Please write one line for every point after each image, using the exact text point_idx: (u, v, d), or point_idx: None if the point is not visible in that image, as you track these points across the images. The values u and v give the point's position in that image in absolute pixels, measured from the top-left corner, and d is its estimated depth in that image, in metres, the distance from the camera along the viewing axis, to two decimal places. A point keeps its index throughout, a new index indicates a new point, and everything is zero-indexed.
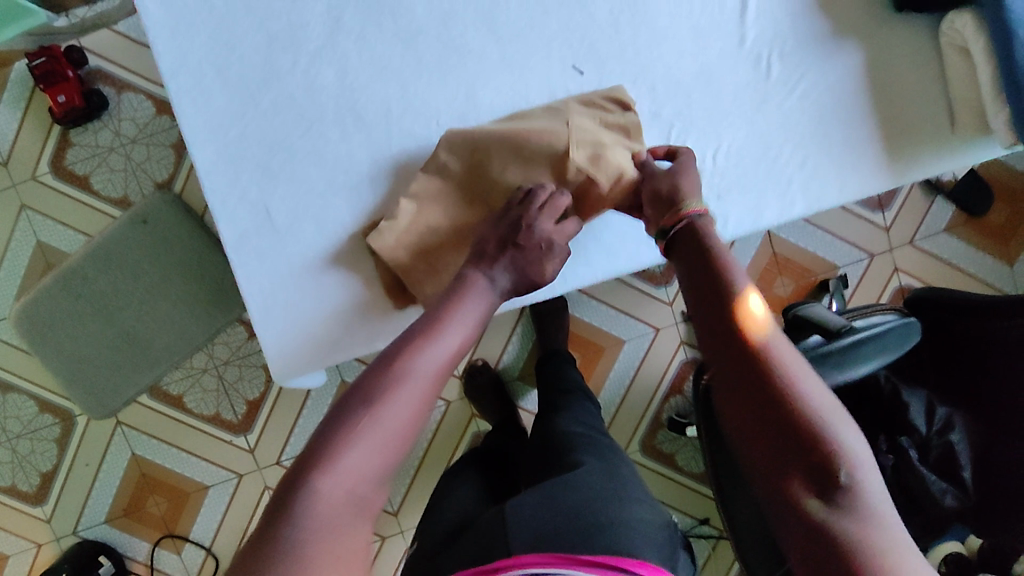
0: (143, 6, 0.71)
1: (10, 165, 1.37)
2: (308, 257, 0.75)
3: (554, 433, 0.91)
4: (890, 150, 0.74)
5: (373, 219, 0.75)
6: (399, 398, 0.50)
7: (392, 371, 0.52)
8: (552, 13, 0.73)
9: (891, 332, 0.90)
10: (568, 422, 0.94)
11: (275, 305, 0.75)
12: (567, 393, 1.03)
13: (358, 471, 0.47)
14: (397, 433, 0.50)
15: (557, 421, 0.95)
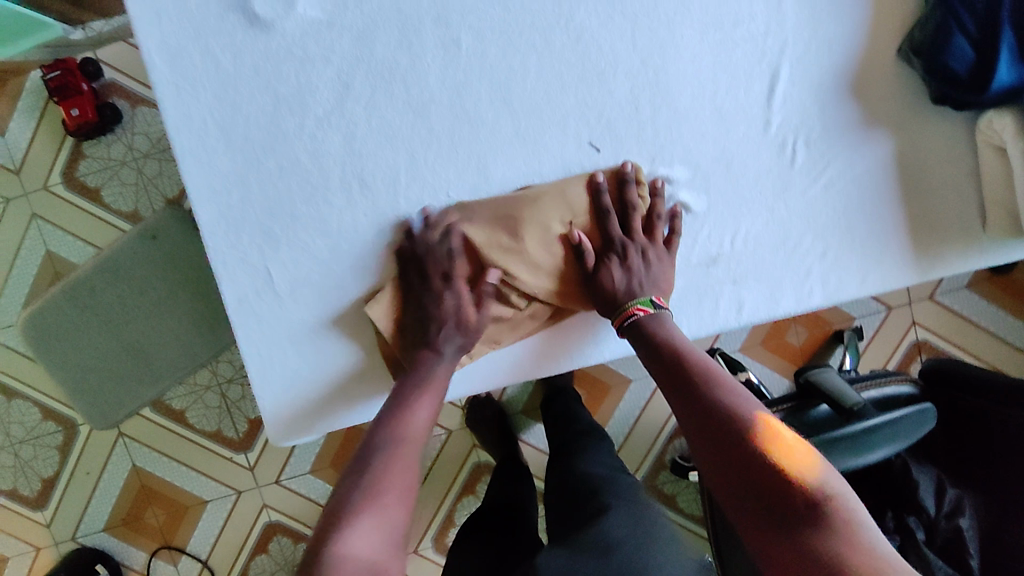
0: (150, 64, 0.69)
1: (23, 173, 1.36)
2: (308, 321, 0.74)
3: (576, 475, 0.90)
4: (917, 245, 0.72)
5: (375, 288, 0.74)
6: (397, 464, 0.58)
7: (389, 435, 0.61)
8: (570, 88, 0.70)
9: (907, 418, 0.87)
10: (589, 463, 0.93)
11: (275, 367, 0.74)
12: (585, 435, 1.02)
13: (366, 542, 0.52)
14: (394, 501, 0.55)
15: (577, 462, 0.93)
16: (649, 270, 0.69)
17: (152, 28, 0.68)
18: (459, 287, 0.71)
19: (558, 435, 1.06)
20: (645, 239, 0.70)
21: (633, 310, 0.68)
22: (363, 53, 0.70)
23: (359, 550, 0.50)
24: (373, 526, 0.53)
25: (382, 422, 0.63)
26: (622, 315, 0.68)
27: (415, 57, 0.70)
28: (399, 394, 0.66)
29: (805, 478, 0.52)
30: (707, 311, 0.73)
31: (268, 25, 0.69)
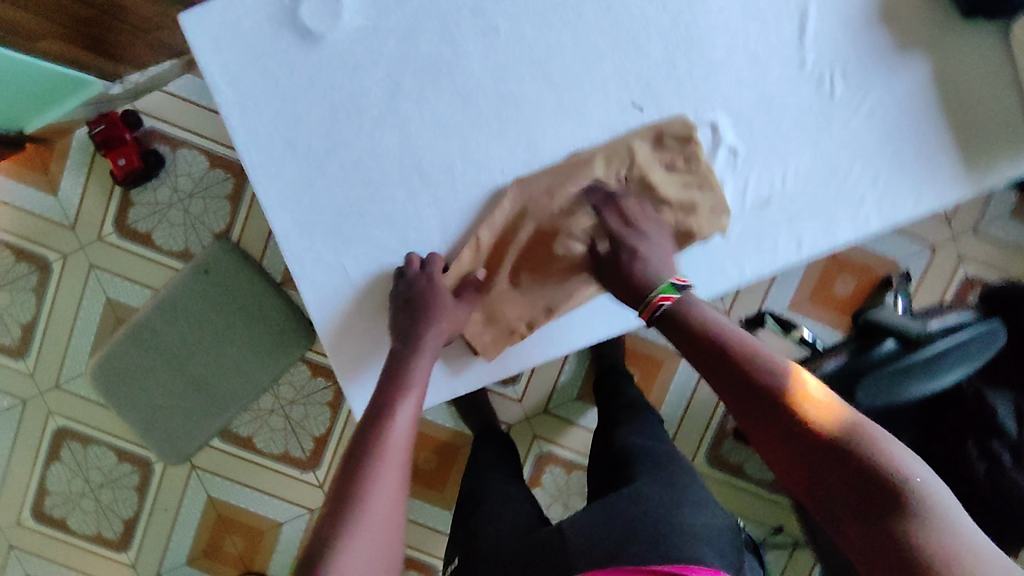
0: (215, 88, 0.74)
1: (78, 228, 1.44)
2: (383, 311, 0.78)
3: (616, 447, 0.92)
4: (967, 159, 0.73)
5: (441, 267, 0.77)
6: (380, 482, 0.56)
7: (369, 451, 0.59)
8: (607, 55, 0.73)
9: (977, 337, 0.88)
10: (628, 434, 0.94)
11: (361, 362, 0.78)
12: (630, 408, 1.03)
13: None
14: (377, 535, 0.54)
15: (618, 433, 0.96)
16: (662, 247, 0.72)
17: (212, 55, 0.74)
18: (432, 270, 0.74)
19: (607, 409, 1.06)
20: (646, 222, 0.73)
21: (658, 300, 0.66)
22: (407, 50, 0.73)
23: None
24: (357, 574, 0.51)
25: (356, 449, 0.59)
26: (652, 304, 0.66)
27: (456, 48, 0.73)
28: (373, 420, 0.62)
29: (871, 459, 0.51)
30: (767, 250, 0.75)
31: (317, 38, 0.73)
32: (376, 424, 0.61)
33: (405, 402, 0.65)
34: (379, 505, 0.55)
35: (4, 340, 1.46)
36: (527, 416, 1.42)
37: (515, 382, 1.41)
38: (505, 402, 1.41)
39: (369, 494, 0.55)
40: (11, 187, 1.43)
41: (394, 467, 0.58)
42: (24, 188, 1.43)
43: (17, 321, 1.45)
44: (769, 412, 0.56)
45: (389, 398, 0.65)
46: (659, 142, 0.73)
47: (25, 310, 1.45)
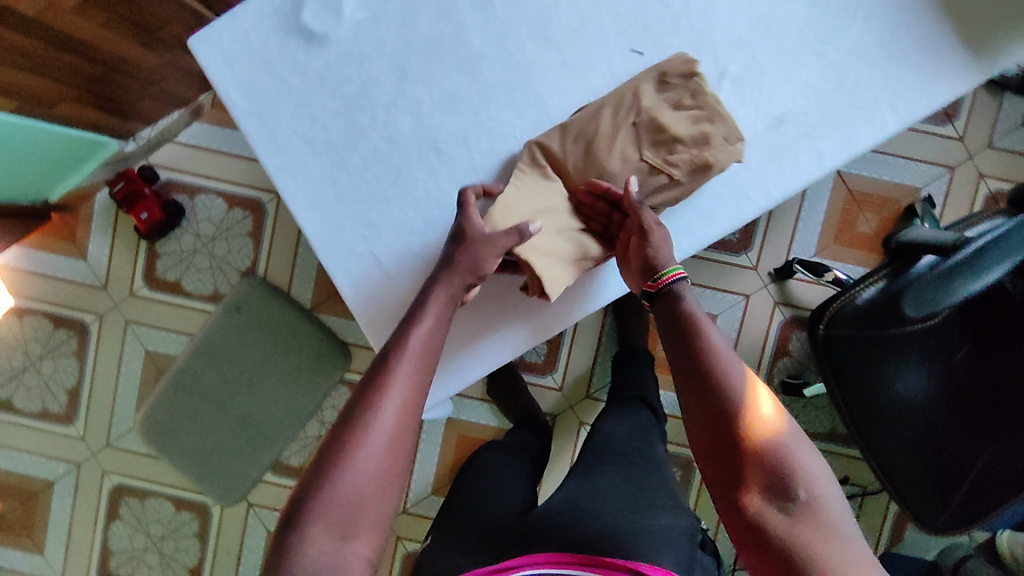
0: (232, 102, 0.77)
1: (110, 287, 1.47)
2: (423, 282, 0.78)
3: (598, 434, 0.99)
4: (974, 46, 0.73)
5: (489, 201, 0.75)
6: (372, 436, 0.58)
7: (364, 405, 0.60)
8: (601, 7, 0.75)
9: (1016, 228, 0.86)
10: (612, 423, 1.01)
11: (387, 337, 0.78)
12: (624, 398, 1.08)
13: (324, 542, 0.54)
14: (359, 494, 0.56)
15: (603, 422, 1.02)
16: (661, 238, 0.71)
17: (226, 71, 0.77)
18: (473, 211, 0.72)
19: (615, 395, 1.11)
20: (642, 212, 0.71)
21: (667, 279, 0.71)
22: (410, 35, 0.76)
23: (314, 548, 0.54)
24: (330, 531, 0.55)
25: (360, 389, 0.61)
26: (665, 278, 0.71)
27: (456, 26, 0.76)
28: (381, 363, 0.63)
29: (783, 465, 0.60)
30: (789, 168, 0.75)
31: (322, 38, 0.76)
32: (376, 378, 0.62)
33: (408, 352, 0.64)
34: (374, 449, 0.58)
35: (53, 408, 1.49)
36: (569, 402, 1.46)
37: (554, 371, 1.45)
38: (547, 393, 1.46)
39: (359, 450, 0.57)
40: (42, 258, 1.48)
41: (395, 409, 0.60)
42: (55, 257, 1.47)
43: (62, 387, 1.48)
44: (710, 401, 0.65)
45: (396, 348, 0.64)
46: (663, 81, 0.73)
47: (69, 375, 1.48)
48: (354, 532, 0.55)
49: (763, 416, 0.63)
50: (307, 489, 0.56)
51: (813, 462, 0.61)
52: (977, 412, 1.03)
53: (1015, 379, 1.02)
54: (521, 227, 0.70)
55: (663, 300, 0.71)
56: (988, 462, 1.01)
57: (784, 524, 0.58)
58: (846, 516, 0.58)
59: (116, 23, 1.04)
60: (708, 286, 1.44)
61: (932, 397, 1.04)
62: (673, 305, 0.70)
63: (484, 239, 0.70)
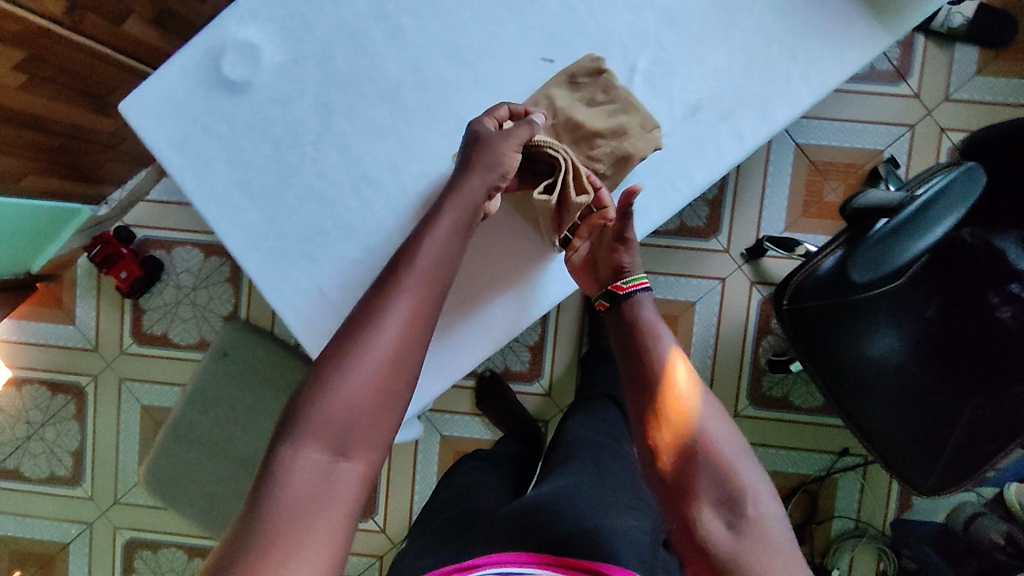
0: (167, 159, 0.79)
1: (101, 348, 1.51)
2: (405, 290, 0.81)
3: (566, 437, 1.07)
4: (879, 7, 0.74)
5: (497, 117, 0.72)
6: (356, 372, 0.57)
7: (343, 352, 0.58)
8: (507, 20, 0.77)
9: (955, 181, 0.87)
10: (575, 425, 1.09)
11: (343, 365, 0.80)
12: (594, 401, 1.16)
13: (309, 467, 0.54)
14: (337, 433, 0.55)
15: (568, 425, 1.10)
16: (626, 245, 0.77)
17: (158, 129, 0.79)
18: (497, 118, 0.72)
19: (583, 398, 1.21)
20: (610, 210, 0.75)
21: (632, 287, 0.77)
22: (327, 72, 0.78)
23: (298, 477, 0.53)
24: (318, 452, 0.54)
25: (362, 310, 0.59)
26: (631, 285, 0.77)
27: (371, 56, 0.78)
28: (390, 279, 0.60)
29: (724, 472, 0.64)
30: (710, 152, 0.76)
31: (245, 86, 0.78)
32: (366, 315, 0.59)
33: (413, 274, 0.61)
34: (368, 374, 0.57)
35: (59, 471, 1.52)
36: (556, 405, 1.47)
37: (540, 376, 1.47)
38: (533, 398, 1.48)
39: (339, 390, 0.56)
40: (33, 328, 1.52)
41: (396, 332, 0.59)
42: (45, 326, 1.52)
43: (66, 450, 1.52)
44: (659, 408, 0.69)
45: (394, 272, 0.62)
46: (574, 82, 0.75)
47: (71, 438, 1.52)
48: (348, 452, 0.55)
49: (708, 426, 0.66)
50: (294, 409, 0.56)
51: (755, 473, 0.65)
52: (955, 368, 1.02)
53: (987, 332, 1.01)
54: (532, 121, 0.70)
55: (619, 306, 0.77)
56: (970, 419, 1.00)
57: (720, 526, 0.62)
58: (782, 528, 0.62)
59: (66, 95, 1.06)
60: (682, 274, 1.44)
61: (905, 359, 1.03)
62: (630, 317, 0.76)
63: (500, 135, 0.69)
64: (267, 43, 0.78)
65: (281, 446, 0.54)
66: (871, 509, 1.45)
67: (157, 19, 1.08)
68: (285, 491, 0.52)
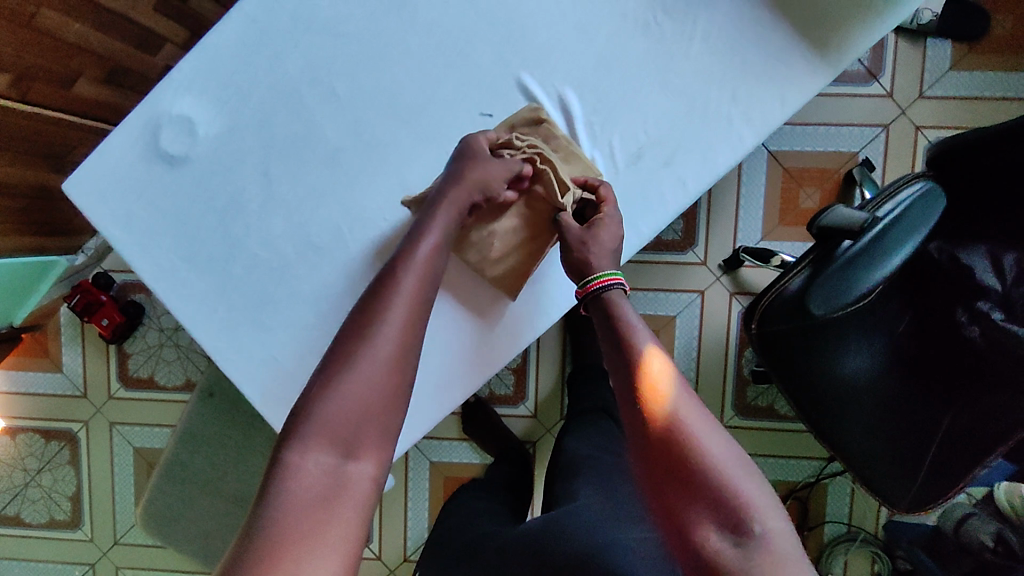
0: (112, 236, 0.79)
1: (89, 394, 1.53)
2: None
3: (565, 453, 1.03)
4: (817, 44, 0.72)
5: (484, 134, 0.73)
6: (360, 367, 0.56)
7: (344, 351, 0.58)
8: (442, 76, 0.75)
9: (913, 209, 0.93)
10: (575, 442, 1.04)
11: None
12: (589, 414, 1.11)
13: (317, 462, 0.53)
14: (343, 428, 0.55)
15: (566, 441, 1.06)
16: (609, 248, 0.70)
17: (102, 207, 0.79)
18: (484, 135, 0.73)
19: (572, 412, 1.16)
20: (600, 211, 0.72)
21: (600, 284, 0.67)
22: (267, 140, 0.77)
23: (306, 476, 0.52)
24: (325, 450, 0.54)
25: (361, 312, 0.60)
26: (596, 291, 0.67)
27: (309, 122, 0.77)
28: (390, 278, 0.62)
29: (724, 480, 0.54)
30: (655, 199, 0.75)
31: (184, 159, 0.77)
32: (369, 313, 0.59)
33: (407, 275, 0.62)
34: (370, 374, 0.57)
35: (58, 516, 1.55)
36: (545, 426, 1.47)
37: (525, 399, 1.47)
38: (520, 420, 1.48)
39: (342, 383, 0.56)
40: (21, 377, 1.54)
41: (397, 329, 0.59)
42: (33, 375, 1.53)
43: (64, 495, 1.54)
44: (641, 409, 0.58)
45: (392, 275, 0.63)
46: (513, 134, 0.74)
47: (68, 483, 1.54)
48: (356, 451, 0.54)
49: (699, 431, 0.56)
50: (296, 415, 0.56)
51: (758, 481, 0.55)
52: (927, 383, 1.00)
53: (959, 348, 0.98)
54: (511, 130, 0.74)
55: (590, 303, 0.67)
56: (948, 432, 0.97)
57: (721, 543, 0.52)
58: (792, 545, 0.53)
59: (22, 160, 1.02)
60: (660, 289, 1.43)
61: (879, 373, 1.02)
62: (603, 312, 0.66)
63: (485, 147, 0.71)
64: (203, 115, 0.77)
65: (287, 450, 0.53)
66: (863, 512, 1.45)
67: (110, 78, 1.03)
68: (286, 494, 0.51)
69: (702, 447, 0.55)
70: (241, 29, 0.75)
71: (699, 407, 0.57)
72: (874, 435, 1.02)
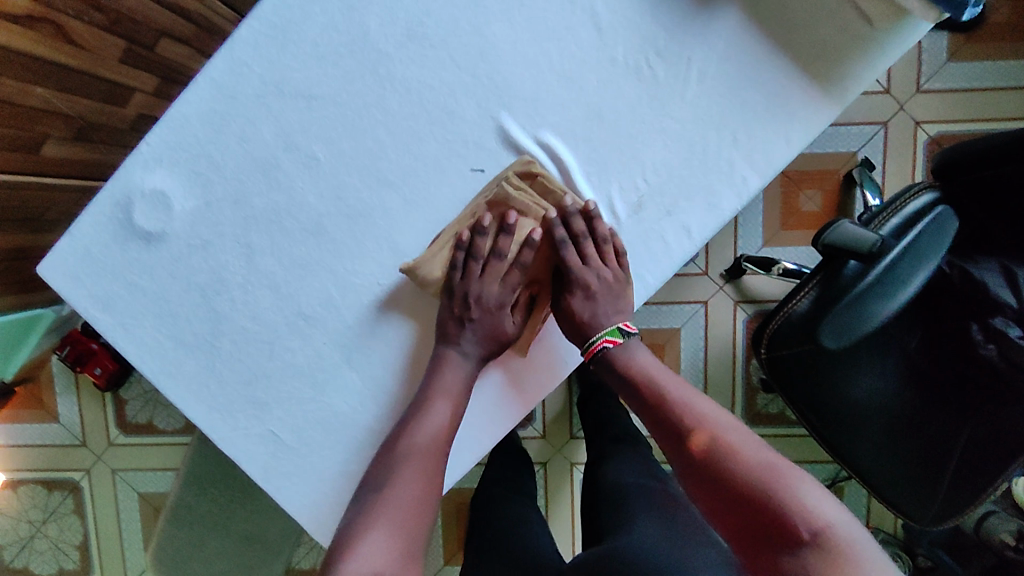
0: (92, 318, 0.75)
1: (89, 442, 1.50)
2: (408, 379, 0.77)
3: (599, 477, 1.01)
4: (819, 78, 0.69)
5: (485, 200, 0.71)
6: (404, 479, 0.66)
7: (393, 461, 0.67)
8: (427, 135, 0.72)
9: (923, 233, 0.92)
10: (616, 469, 1.01)
11: (334, 484, 0.77)
12: (618, 444, 1.07)
13: (375, 556, 0.59)
14: (393, 530, 0.62)
15: (607, 466, 1.03)
16: (608, 297, 0.74)
17: (78, 290, 0.74)
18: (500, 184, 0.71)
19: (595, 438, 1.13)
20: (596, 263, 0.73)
21: (602, 344, 0.74)
22: (246, 211, 0.73)
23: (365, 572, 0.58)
24: (378, 549, 0.60)
25: (398, 432, 0.70)
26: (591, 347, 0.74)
27: (289, 190, 0.73)
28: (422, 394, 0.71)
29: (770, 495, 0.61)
30: (659, 250, 0.73)
31: (160, 236, 0.73)
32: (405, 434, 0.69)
33: (438, 398, 0.71)
34: (411, 488, 0.65)
35: (67, 565, 1.53)
36: (554, 446, 1.45)
37: (532, 420, 1.45)
38: (529, 442, 1.46)
39: (390, 492, 0.65)
40: (19, 430, 1.51)
41: (431, 449, 0.68)
42: (29, 427, 1.51)
43: (71, 544, 1.52)
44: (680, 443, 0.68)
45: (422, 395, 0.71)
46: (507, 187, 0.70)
47: (75, 532, 1.52)
48: (402, 553, 0.60)
49: (742, 452, 0.65)
50: (349, 526, 0.63)
51: (813, 486, 0.62)
52: (943, 400, 0.97)
53: (973, 363, 0.94)
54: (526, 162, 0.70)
55: (601, 359, 0.75)
56: (970, 444, 0.94)
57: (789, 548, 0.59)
58: (854, 535, 0.58)
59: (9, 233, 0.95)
60: (663, 302, 1.40)
61: (894, 394, 0.99)
62: (614, 369, 0.75)
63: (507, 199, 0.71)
64: (177, 189, 0.73)
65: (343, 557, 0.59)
66: (880, 512, 1.44)
67: (80, 136, 0.97)
68: None
69: (747, 465, 0.64)
70: (209, 98, 0.71)
71: (732, 432, 0.67)
72: (896, 451, 0.99)
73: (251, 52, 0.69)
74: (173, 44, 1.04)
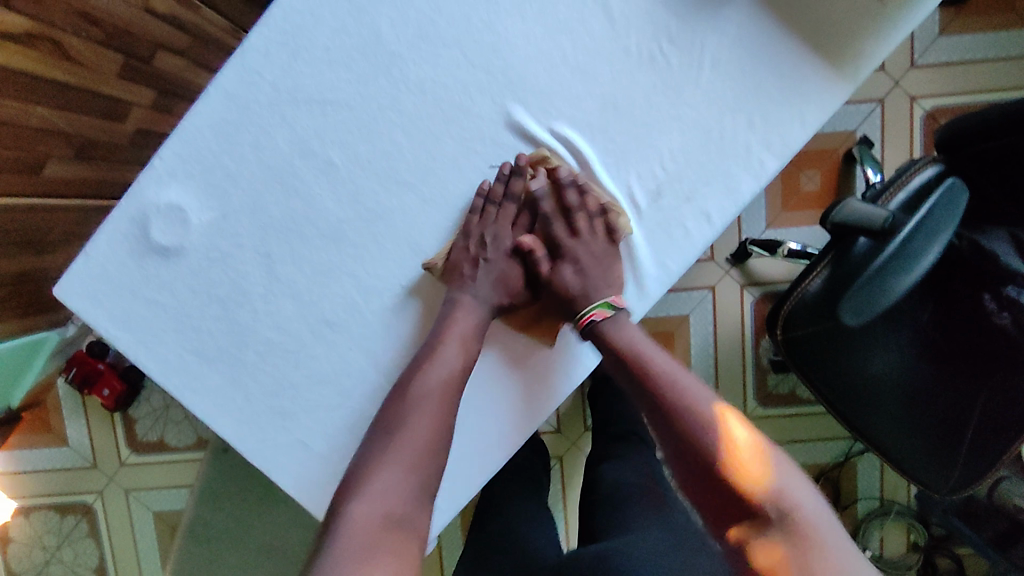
0: (112, 337, 0.73)
1: (100, 464, 1.49)
2: None
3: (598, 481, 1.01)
4: (831, 58, 0.69)
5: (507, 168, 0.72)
6: (412, 419, 0.66)
7: (400, 402, 0.68)
8: (443, 134, 0.71)
9: (936, 206, 0.92)
10: (630, 467, 1.01)
11: None
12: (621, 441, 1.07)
13: (382, 495, 0.62)
14: (397, 472, 0.63)
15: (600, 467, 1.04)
16: (598, 271, 0.74)
17: (96, 309, 0.73)
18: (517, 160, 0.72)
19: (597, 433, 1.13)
20: (584, 237, 0.74)
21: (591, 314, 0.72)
22: (263, 220, 0.73)
23: (368, 515, 0.60)
24: (380, 489, 0.62)
25: (411, 371, 0.70)
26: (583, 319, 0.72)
27: (305, 196, 0.72)
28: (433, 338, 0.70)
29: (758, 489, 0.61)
30: (678, 237, 0.73)
31: (177, 250, 0.72)
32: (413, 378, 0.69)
33: (448, 339, 0.70)
34: (420, 429, 0.66)
35: None
36: (569, 440, 1.45)
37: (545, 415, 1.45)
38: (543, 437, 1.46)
39: (399, 435, 0.66)
40: (28, 455, 1.49)
41: (437, 394, 0.68)
42: (39, 452, 1.49)
43: (87, 568, 1.51)
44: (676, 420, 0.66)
45: (436, 339, 0.70)
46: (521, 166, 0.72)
47: (91, 556, 1.50)
48: (400, 497, 0.62)
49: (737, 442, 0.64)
50: (358, 468, 0.65)
51: (800, 481, 0.62)
52: (956, 368, 0.98)
53: (984, 332, 0.97)
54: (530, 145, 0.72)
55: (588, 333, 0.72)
56: (982, 415, 0.95)
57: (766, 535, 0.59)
58: (833, 534, 0.59)
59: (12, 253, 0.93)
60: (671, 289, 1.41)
61: (908, 364, 0.99)
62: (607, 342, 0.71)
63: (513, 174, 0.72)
64: (192, 202, 0.72)
65: (351, 500, 0.61)
66: (894, 486, 1.45)
67: (81, 153, 0.95)
68: (342, 536, 0.58)
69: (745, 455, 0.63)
70: (221, 108, 0.70)
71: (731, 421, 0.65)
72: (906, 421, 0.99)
73: (262, 60, 0.69)
74: (169, 56, 1.03)
